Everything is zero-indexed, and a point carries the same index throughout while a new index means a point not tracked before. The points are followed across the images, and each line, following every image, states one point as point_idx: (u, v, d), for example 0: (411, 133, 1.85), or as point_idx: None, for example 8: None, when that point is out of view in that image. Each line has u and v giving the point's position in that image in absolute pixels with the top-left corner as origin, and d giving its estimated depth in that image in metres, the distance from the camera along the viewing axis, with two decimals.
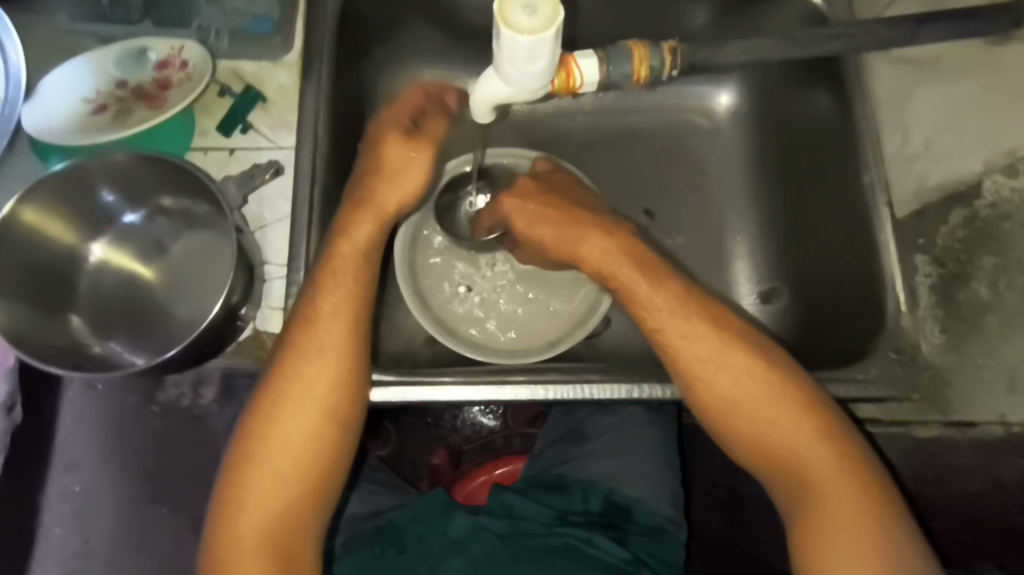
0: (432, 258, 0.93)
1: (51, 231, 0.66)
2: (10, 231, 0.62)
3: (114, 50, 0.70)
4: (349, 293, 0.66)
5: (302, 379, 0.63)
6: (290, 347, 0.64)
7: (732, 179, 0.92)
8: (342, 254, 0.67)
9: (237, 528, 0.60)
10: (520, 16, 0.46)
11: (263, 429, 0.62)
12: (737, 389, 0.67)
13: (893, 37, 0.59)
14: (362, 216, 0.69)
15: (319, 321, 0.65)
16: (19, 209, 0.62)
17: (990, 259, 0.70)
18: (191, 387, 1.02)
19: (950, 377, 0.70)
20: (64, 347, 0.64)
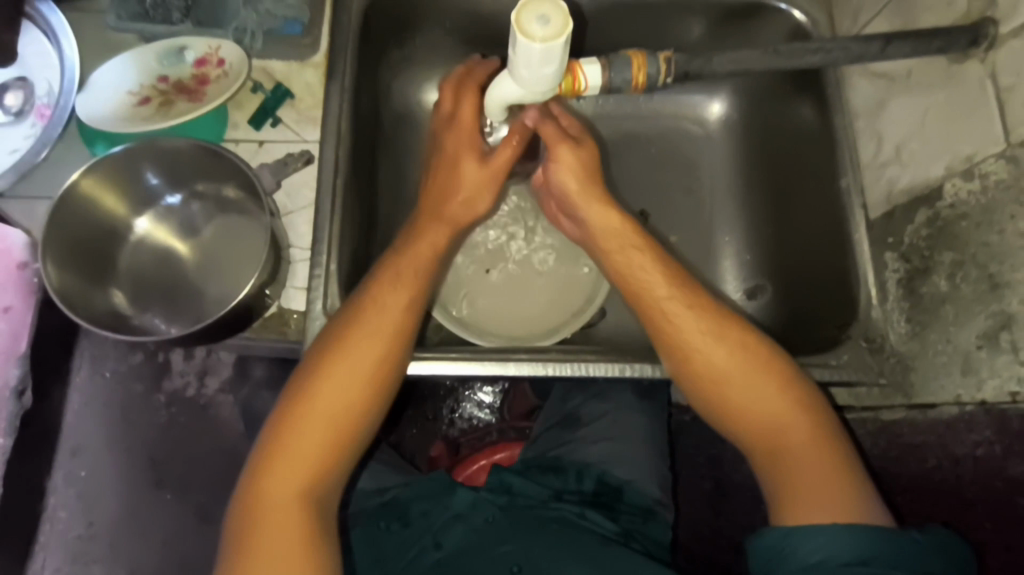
0: (442, 266, 0.98)
1: (105, 203, 0.72)
2: (71, 202, 0.68)
3: (157, 46, 0.76)
4: (408, 276, 0.71)
5: (356, 350, 0.67)
6: (350, 321, 0.68)
7: (723, 183, 0.99)
8: (409, 252, 0.73)
9: (276, 477, 0.62)
10: (535, 25, 0.53)
11: (317, 385, 0.65)
12: (710, 341, 0.71)
13: (865, 52, 0.66)
14: (433, 228, 0.75)
15: (381, 303, 0.69)
16: (81, 179, 0.68)
17: (949, 254, 0.70)
18: (196, 377, 1.12)
19: (915, 363, 0.75)
20: (105, 315, 0.70)
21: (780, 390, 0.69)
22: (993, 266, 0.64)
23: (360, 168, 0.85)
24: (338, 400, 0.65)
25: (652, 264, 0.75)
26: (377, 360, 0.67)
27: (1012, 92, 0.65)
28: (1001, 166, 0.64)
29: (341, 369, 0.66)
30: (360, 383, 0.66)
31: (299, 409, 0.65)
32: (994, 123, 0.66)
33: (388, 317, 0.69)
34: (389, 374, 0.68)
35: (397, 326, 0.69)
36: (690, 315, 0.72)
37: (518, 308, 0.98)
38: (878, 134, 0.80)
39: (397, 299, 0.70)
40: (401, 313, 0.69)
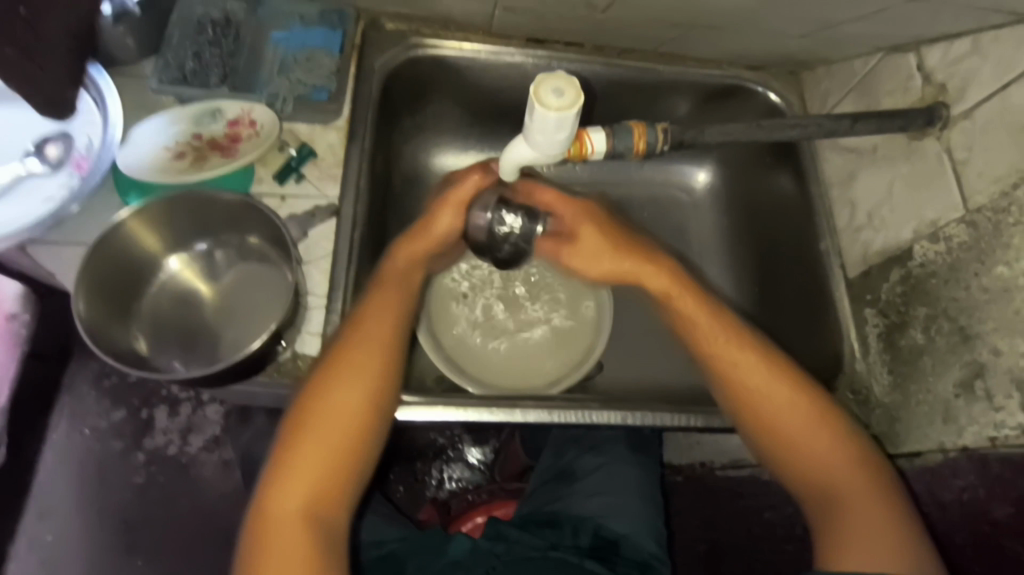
0: (446, 320, 1.02)
1: (142, 243, 0.75)
2: (114, 240, 0.71)
3: (195, 106, 0.83)
4: (397, 297, 0.75)
5: (353, 365, 0.70)
6: (344, 341, 0.71)
7: (709, 246, 1.07)
8: (390, 273, 0.77)
9: (285, 493, 0.65)
10: (551, 96, 0.60)
11: (315, 404, 0.68)
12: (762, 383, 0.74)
13: (837, 129, 0.74)
14: (408, 251, 0.78)
15: (367, 319, 0.73)
16: (128, 218, 0.72)
17: (923, 309, 0.76)
18: (179, 436, 1.25)
19: (900, 413, 0.78)
20: (124, 354, 0.71)
21: (826, 432, 0.72)
22: (964, 319, 0.70)
23: (373, 223, 0.90)
24: (338, 414, 0.68)
25: (714, 322, 0.77)
26: (371, 377, 0.71)
27: (967, 164, 0.72)
28: (962, 230, 0.71)
29: (339, 386, 0.69)
30: (356, 399, 0.69)
31: (299, 428, 0.68)
32: (953, 191, 0.73)
33: (379, 335, 0.73)
34: (384, 390, 0.71)
35: (387, 342, 0.73)
36: (761, 372, 0.74)
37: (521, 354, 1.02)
38: (852, 202, 0.88)
39: (387, 318, 0.74)
40: (389, 328, 0.74)
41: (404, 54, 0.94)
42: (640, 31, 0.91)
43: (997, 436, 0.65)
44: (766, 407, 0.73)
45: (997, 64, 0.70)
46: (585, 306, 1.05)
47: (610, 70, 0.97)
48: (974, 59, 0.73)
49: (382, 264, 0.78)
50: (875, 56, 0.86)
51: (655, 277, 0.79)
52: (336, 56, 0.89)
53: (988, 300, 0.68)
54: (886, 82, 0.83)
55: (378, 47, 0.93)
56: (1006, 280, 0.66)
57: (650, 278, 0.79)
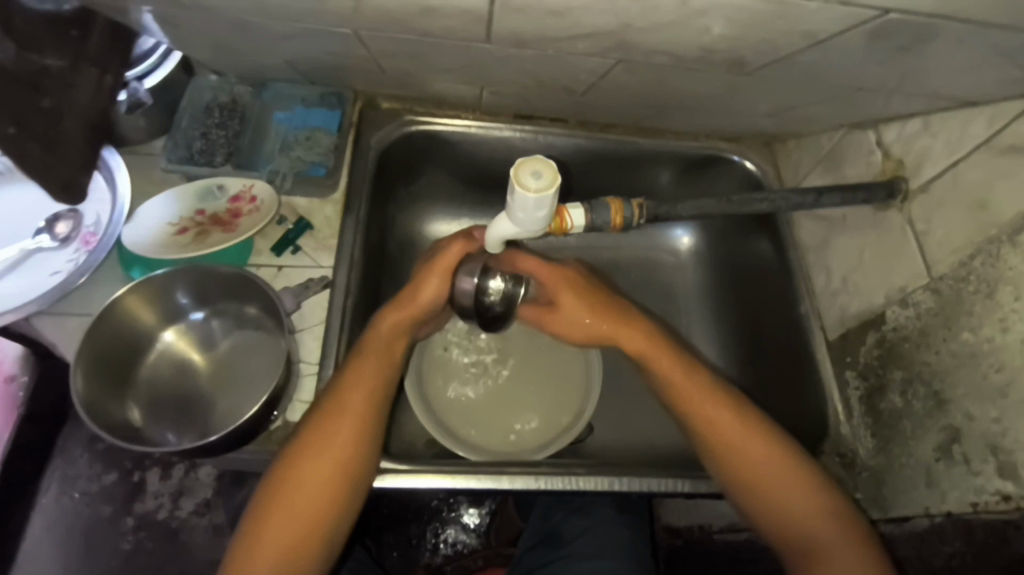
0: (437, 385, 1.04)
1: (138, 317, 0.77)
2: (110, 316, 0.74)
3: (199, 184, 0.88)
4: (375, 368, 0.77)
5: (327, 436, 0.72)
6: (319, 411, 0.74)
7: (694, 307, 1.11)
8: (372, 340, 0.79)
9: (253, 561, 0.68)
10: (530, 179, 0.64)
11: (287, 476, 0.71)
12: (742, 443, 0.75)
13: (804, 203, 0.79)
14: (386, 316, 0.80)
15: (345, 389, 0.75)
16: (125, 295, 0.75)
17: (898, 372, 0.78)
18: (170, 499, 1.25)
19: (885, 477, 0.79)
20: (120, 427, 0.73)
21: (805, 490, 0.74)
22: (936, 384, 0.72)
23: (366, 289, 0.94)
24: (307, 486, 0.71)
25: (695, 391, 0.79)
26: (342, 449, 0.73)
27: (927, 235, 0.75)
28: (928, 296, 0.73)
29: (310, 458, 0.71)
30: (326, 474, 0.71)
31: (271, 498, 0.71)
32: (917, 260, 0.76)
33: (354, 408, 0.74)
34: (355, 464, 0.73)
35: (362, 416, 0.74)
36: (743, 437, 0.76)
37: (513, 417, 1.03)
38: (827, 267, 0.91)
39: (363, 390, 0.76)
40: (365, 398, 0.75)
41: (398, 131, 0.99)
42: (619, 111, 0.97)
43: (977, 502, 0.66)
44: (747, 465, 0.75)
45: (947, 143, 0.75)
46: (574, 367, 1.07)
47: (593, 143, 1.03)
48: (926, 138, 0.78)
49: (368, 329, 0.81)
50: (839, 132, 0.92)
51: (632, 337, 0.82)
52: (335, 135, 0.94)
53: (957, 365, 0.69)
54: (850, 157, 0.88)
55: (374, 126, 0.99)
56: (973, 346, 0.68)
57: (625, 336, 0.82)
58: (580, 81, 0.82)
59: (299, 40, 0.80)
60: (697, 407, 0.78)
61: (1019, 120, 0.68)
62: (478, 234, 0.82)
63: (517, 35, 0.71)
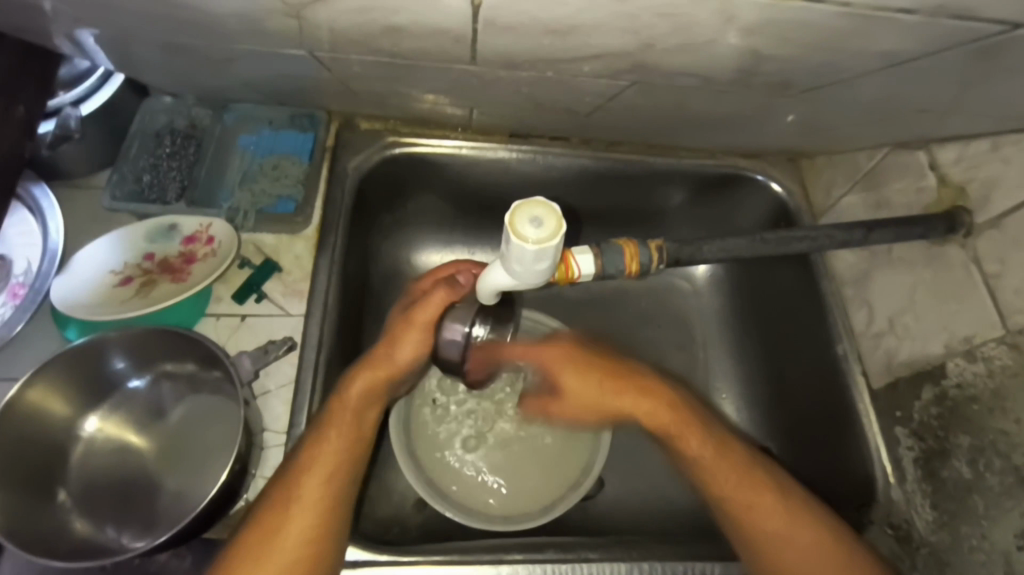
0: (431, 435, 0.93)
1: (52, 410, 0.66)
2: (15, 412, 0.63)
3: (146, 225, 0.76)
4: (337, 446, 0.65)
5: (278, 531, 0.61)
6: (271, 499, 0.62)
7: (714, 340, 0.99)
8: (336, 411, 0.67)
9: None
10: (529, 228, 0.53)
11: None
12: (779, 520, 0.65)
13: (849, 240, 0.67)
14: (354, 381, 0.68)
15: (302, 473, 0.63)
16: (25, 391, 0.63)
17: (966, 437, 0.66)
18: None
19: (948, 558, 0.67)
20: (46, 528, 0.61)
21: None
22: (1018, 458, 0.61)
23: (344, 336, 0.82)
24: None
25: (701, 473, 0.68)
26: (295, 550, 0.60)
27: (1001, 279, 0.64)
28: (1006, 353, 0.63)
29: (256, 559, 0.59)
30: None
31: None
32: (988, 307, 0.65)
33: (311, 496, 0.63)
34: (311, 564, 0.61)
35: (320, 504, 0.62)
36: (781, 517, 0.65)
37: (512, 469, 0.92)
38: (870, 305, 0.79)
39: (321, 474, 0.64)
40: (325, 484, 0.63)
41: (379, 155, 0.88)
42: (629, 130, 0.85)
43: None
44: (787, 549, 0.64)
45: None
46: None
47: (598, 164, 0.91)
48: (995, 163, 0.66)
49: (332, 396, 0.69)
50: (881, 149, 0.80)
51: (656, 417, 0.70)
52: (306, 164, 0.84)
53: None
54: (896, 181, 0.77)
55: (351, 149, 0.87)
56: None
57: (632, 406, 0.70)
58: (586, 102, 0.71)
59: (259, 61, 0.68)
60: (715, 494, 0.67)
61: None
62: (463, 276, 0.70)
63: (511, 54, 0.60)
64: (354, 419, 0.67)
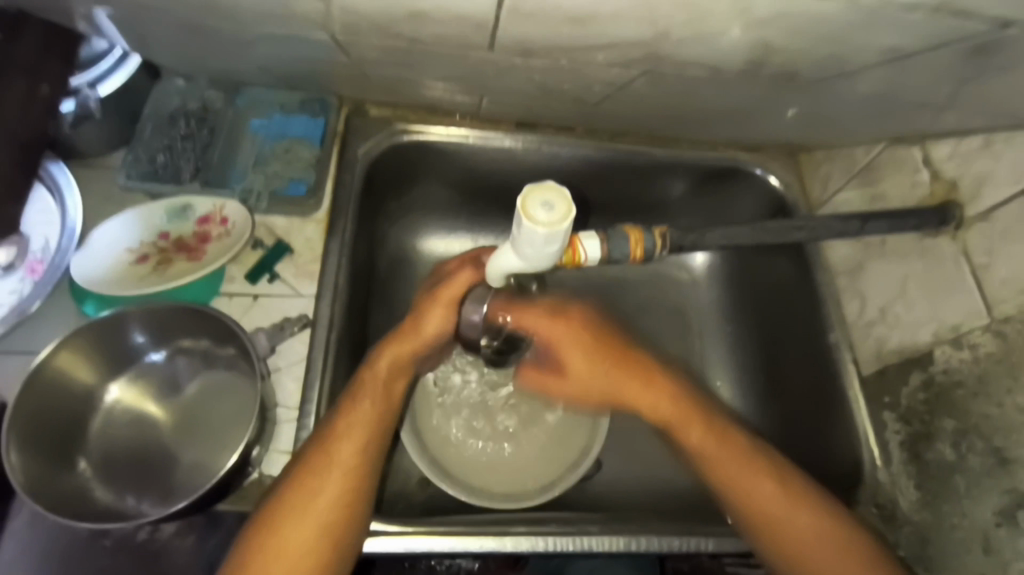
0: (434, 415, 0.96)
1: (73, 375, 0.68)
2: (45, 372, 0.65)
3: (162, 204, 0.78)
4: (368, 416, 0.68)
5: (314, 494, 0.64)
6: (307, 464, 0.65)
7: (711, 329, 1.02)
8: (369, 382, 0.70)
9: None
10: (540, 211, 0.55)
11: (264, 538, 0.62)
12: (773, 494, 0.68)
13: (845, 230, 0.70)
14: (387, 353, 0.71)
15: (337, 440, 0.66)
16: (55, 353, 0.66)
17: (951, 421, 0.69)
18: None
19: (931, 535, 0.70)
20: (67, 494, 0.64)
21: (846, 548, 0.66)
22: (999, 440, 0.64)
23: (352, 318, 0.85)
24: (289, 550, 0.62)
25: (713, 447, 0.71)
26: (329, 511, 0.64)
27: (989, 270, 0.67)
28: (990, 340, 0.66)
29: (295, 516, 0.63)
30: (311, 536, 0.63)
31: (245, 564, 0.61)
32: (975, 297, 0.68)
33: (344, 461, 0.66)
34: (343, 524, 0.64)
35: (352, 470, 0.66)
36: (767, 486, 0.68)
37: (513, 450, 0.95)
38: (862, 295, 0.82)
39: (354, 442, 0.67)
40: (359, 452, 0.67)
41: (389, 141, 0.89)
42: (634, 121, 0.87)
43: None
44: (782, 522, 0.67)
45: (1013, 167, 0.66)
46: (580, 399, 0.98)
47: (603, 154, 0.94)
48: (987, 159, 0.69)
49: (363, 366, 0.71)
50: (878, 145, 0.82)
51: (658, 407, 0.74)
52: (318, 148, 0.85)
53: None
54: (891, 175, 0.79)
55: (361, 135, 0.89)
56: None
57: (638, 394, 0.74)
58: (596, 91, 0.73)
59: (275, 44, 0.70)
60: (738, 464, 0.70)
61: None
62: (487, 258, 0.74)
63: (525, 42, 0.62)
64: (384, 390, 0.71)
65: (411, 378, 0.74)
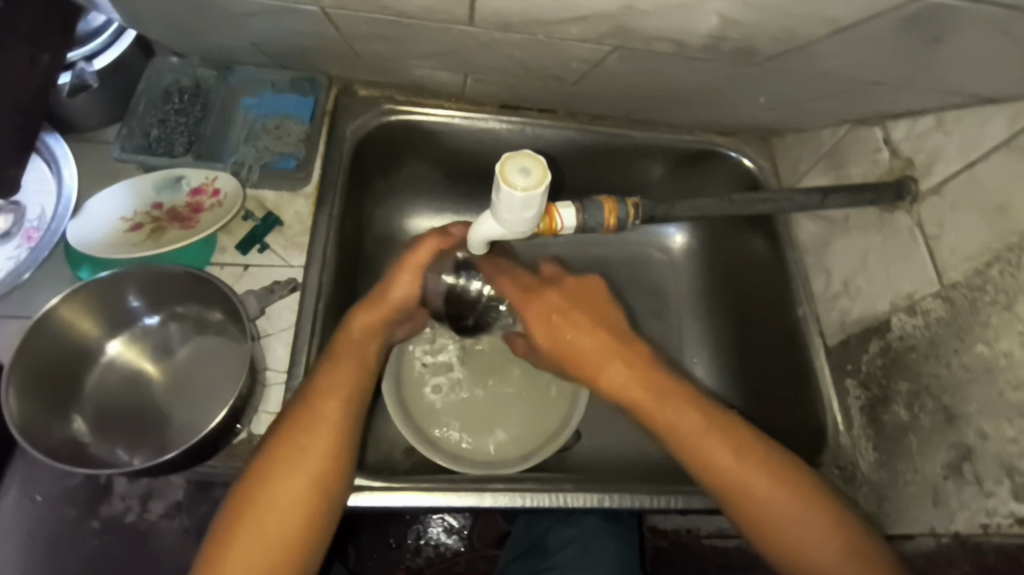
0: (420, 387, 0.99)
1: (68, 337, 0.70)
2: (48, 326, 0.68)
3: (155, 176, 0.80)
4: (349, 375, 0.71)
5: (298, 448, 0.66)
6: (291, 420, 0.68)
7: (688, 308, 1.06)
8: (346, 344, 0.73)
9: None
10: (517, 176, 0.58)
11: (255, 492, 0.63)
12: (744, 470, 0.66)
13: (808, 203, 0.74)
14: (361, 320, 0.74)
15: (318, 397, 0.69)
16: (61, 304, 0.69)
17: (905, 384, 0.74)
18: (138, 501, 1.13)
19: (887, 493, 0.75)
20: (63, 445, 0.67)
21: (820, 523, 0.64)
22: (947, 398, 0.68)
23: (341, 290, 0.88)
24: (278, 503, 0.63)
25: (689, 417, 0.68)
26: (315, 463, 0.66)
27: (939, 240, 0.72)
28: (939, 305, 0.70)
29: (281, 470, 0.65)
30: (299, 487, 0.65)
31: (236, 519, 0.63)
32: (926, 266, 0.72)
33: (328, 416, 0.68)
34: (332, 474, 0.67)
35: (337, 424, 0.68)
36: (760, 469, 0.66)
37: (496, 420, 0.98)
38: (828, 270, 0.86)
39: (336, 398, 0.70)
40: (341, 407, 0.69)
41: (377, 121, 0.92)
42: (612, 103, 0.91)
43: (989, 523, 0.62)
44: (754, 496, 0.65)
45: (962, 143, 0.71)
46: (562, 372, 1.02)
47: (584, 136, 0.97)
48: (939, 136, 0.73)
49: (337, 333, 0.75)
50: (843, 127, 0.87)
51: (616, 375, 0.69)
52: (307, 124, 0.87)
53: (969, 379, 0.66)
54: (854, 155, 0.83)
55: (350, 114, 0.91)
56: (987, 360, 0.64)
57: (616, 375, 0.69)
58: (574, 68, 0.76)
59: (263, 17, 0.72)
60: (710, 439, 0.67)
61: None
62: (452, 232, 0.78)
63: (504, 17, 0.65)
64: (362, 351, 0.74)
65: (382, 344, 0.78)
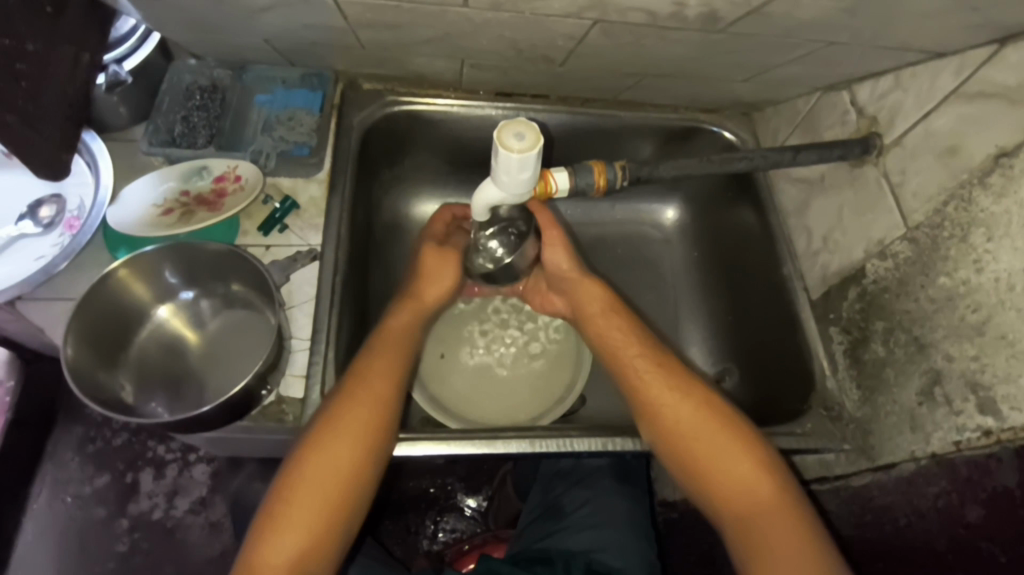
0: (433, 357, 1.05)
1: (116, 309, 0.77)
2: (102, 293, 0.75)
3: (182, 165, 0.88)
4: (390, 355, 0.76)
5: (349, 413, 0.70)
6: (342, 392, 0.72)
7: (682, 278, 1.12)
8: (389, 331, 0.78)
9: (278, 536, 0.64)
10: (513, 140, 0.64)
11: (310, 453, 0.68)
12: (676, 404, 0.73)
13: (781, 159, 0.80)
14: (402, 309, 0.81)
15: (367, 371, 0.74)
16: (118, 269, 0.75)
17: (881, 323, 0.79)
18: (165, 498, 1.26)
19: (871, 426, 0.80)
20: (112, 407, 0.73)
21: (739, 450, 0.70)
22: (917, 330, 0.74)
23: (354, 269, 0.95)
24: (334, 459, 0.67)
25: (674, 396, 0.73)
26: (365, 428, 0.70)
27: (903, 187, 0.78)
28: (906, 247, 0.76)
29: (335, 431, 0.68)
30: (351, 446, 0.69)
31: (294, 475, 0.67)
32: (894, 212, 0.79)
33: (376, 389, 0.73)
34: (381, 437, 0.71)
35: (383, 396, 0.73)
36: (699, 418, 0.72)
37: (504, 389, 1.04)
38: (808, 228, 0.93)
39: (382, 373, 0.74)
40: (388, 380, 0.74)
41: (382, 112, 0.99)
42: (599, 84, 0.97)
43: (960, 440, 0.67)
44: (680, 417, 0.72)
45: (917, 96, 0.77)
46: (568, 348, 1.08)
47: (574, 117, 1.03)
48: (898, 93, 0.80)
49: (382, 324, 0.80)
50: (815, 94, 0.93)
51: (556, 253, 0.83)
52: (317, 114, 0.94)
53: (935, 309, 0.72)
54: (825, 120, 0.90)
55: (356, 106, 0.99)
56: (949, 290, 0.70)
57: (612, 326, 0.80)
58: (560, 46, 0.84)
59: (274, 14, 0.80)
60: (661, 383, 0.74)
61: (986, 66, 0.70)
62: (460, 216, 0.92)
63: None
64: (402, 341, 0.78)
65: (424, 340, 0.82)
